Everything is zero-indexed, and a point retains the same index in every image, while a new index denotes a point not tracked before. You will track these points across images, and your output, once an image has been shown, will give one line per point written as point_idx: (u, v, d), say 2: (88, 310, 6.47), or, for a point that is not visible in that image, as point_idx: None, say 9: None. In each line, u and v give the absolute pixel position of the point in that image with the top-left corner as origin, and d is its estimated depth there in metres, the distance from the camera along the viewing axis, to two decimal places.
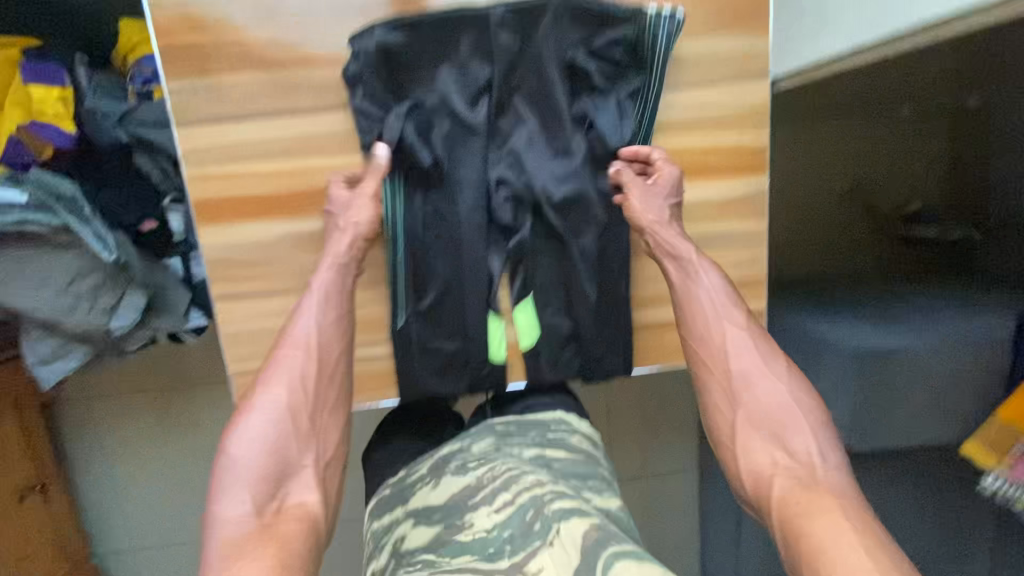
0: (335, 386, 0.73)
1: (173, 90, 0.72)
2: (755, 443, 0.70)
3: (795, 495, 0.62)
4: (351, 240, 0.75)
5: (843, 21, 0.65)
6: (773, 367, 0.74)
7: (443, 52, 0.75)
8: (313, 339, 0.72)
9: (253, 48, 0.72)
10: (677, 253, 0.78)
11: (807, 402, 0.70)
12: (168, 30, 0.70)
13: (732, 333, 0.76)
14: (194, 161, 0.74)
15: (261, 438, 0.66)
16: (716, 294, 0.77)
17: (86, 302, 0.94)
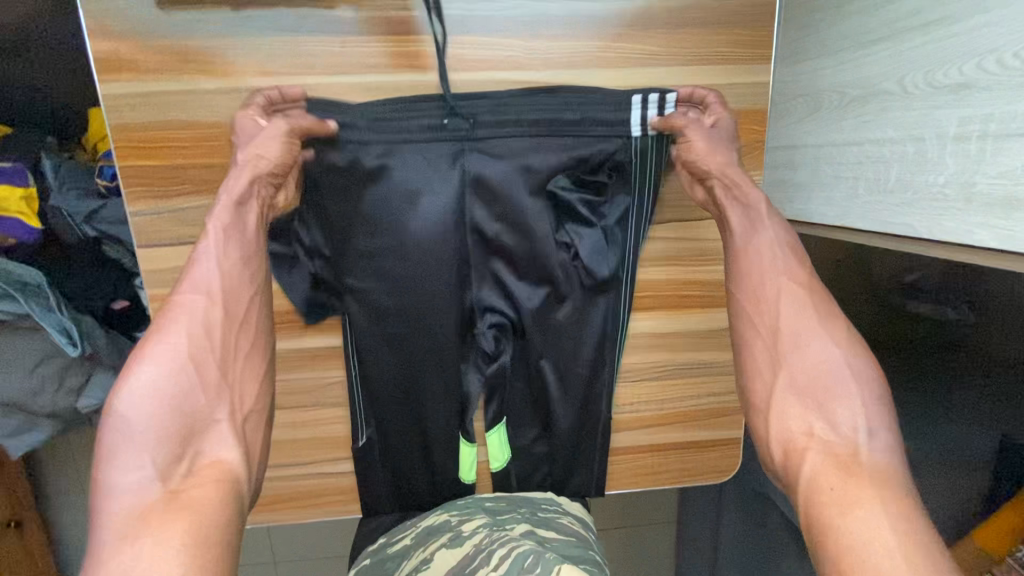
0: (248, 333, 0.58)
1: (135, 211, 0.69)
2: (792, 406, 0.55)
3: (828, 475, 0.48)
4: (251, 177, 0.62)
5: (835, 192, 0.61)
6: (829, 329, 0.57)
7: (416, 180, 0.70)
8: (218, 282, 0.58)
9: (221, 172, 0.69)
10: (747, 200, 0.65)
11: (865, 366, 0.54)
12: (129, 151, 0.67)
13: (784, 281, 0.61)
14: (156, 281, 0.72)
15: (155, 389, 0.50)
16: (774, 254, 0.63)
17: (53, 384, 0.93)
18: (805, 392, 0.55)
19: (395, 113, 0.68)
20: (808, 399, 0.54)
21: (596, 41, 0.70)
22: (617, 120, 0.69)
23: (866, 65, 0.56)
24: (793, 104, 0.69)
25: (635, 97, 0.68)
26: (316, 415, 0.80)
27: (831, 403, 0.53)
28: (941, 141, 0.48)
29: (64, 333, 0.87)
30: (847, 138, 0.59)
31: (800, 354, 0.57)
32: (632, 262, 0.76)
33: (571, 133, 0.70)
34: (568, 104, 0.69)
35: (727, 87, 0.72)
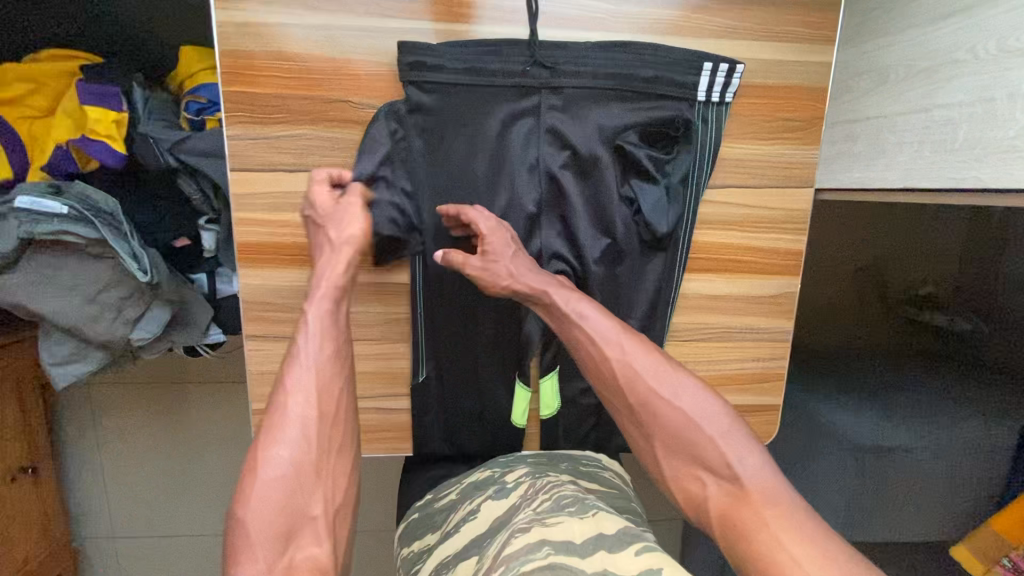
0: (340, 432, 0.65)
1: (233, 136, 0.73)
2: (678, 466, 0.65)
3: (732, 513, 0.60)
4: (346, 260, 0.71)
5: (898, 157, 0.66)
6: (666, 387, 0.67)
7: (495, 123, 0.75)
8: (315, 381, 0.64)
9: (318, 105, 0.73)
10: (542, 295, 0.74)
11: (705, 409, 0.65)
12: (235, 78, 0.71)
13: (612, 348, 0.70)
14: (244, 204, 0.75)
15: (267, 490, 0.57)
16: (594, 323, 0.72)
17: (111, 312, 0.94)
18: (680, 450, 0.65)
19: (484, 60, 0.73)
20: (682, 456, 0.65)
21: (678, 10, 0.75)
22: (686, 84, 0.75)
23: (936, 38, 0.61)
24: (857, 80, 0.74)
25: (704, 65, 0.74)
26: (376, 351, 0.82)
27: (702, 454, 0.63)
28: (1012, 99, 0.53)
29: (135, 260, 0.89)
30: (914, 105, 0.64)
31: (655, 421, 0.66)
32: (689, 222, 0.80)
33: (643, 95, 0.75)
34: (645, 62, 0.74)
35: (794, 63, 0.77)
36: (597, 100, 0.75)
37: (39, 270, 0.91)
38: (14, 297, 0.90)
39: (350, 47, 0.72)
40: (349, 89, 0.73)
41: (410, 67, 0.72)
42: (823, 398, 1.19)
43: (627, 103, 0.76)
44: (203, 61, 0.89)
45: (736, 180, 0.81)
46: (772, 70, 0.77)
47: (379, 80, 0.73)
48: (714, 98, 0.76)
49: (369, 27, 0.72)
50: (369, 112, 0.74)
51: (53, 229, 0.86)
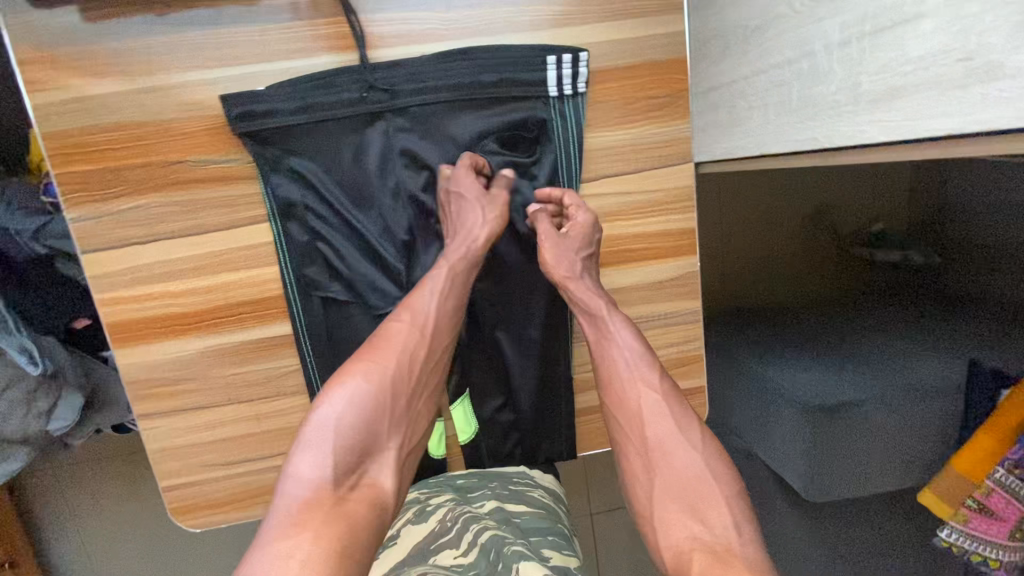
0: (436, 376, 0.66)
1: (75, 218, 0.70)
2: (671, 512, 0.57)
3: (715, 570, 0.50)
4: (480, 236, 0.71)
5: (751, 122, 0.63)
6: (688, 434, 0.61)
7: (343, 157, 0.72)
8: (431, 322, 0.66)
9: (156, 171, 0.70)
10: (591, 310, 0.71)
11: (719, 466, 0.58)
12: (64, 159, 0.69)
13: (644, 385, 0.65)
14: (104, 285, 0.72)
15: (357, 398, 0.58)
16: (632, 352, 0.67)
17: (20, 409, 0.91)
18: (680, 497, 0.57)
19: (317, 95, 0.69)
20: (682, 503, 0.57)
21: (511, 7, 0.71)
22: (534, 82, 0.72)
23: None
24: (708, 46, 0.70)
25: (548, 59, 0.71)
26: (274, 407, 0.78)
27: (703, 508, 0.56)
28: (828, 50, 0.49)
29: (26, 353, 0.85)
30: (754, 67, 0.61)
31: (666, 459, 0.60)
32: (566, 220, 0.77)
33: (492, 102, 0.72)
34: (486, 66, 0.71)
35: (643, 39, 0.74)
36: (444, 111, 0.72)
37: None
38: None
39: (176, 106, 0.69)
40: (183, 148, 0.70)
41: (240, 118, 0.69)
42: (782, 360, 1.12)
43: (477, 111, 0.73)
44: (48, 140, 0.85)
45: (609, 170, 0.77)
46: (623, 51, 0.74)
47: (213, 134, 0.70)
48: (566, 92, 0.73)
49: (190, 82, 0.69)
50: (211, 168, 0.71)
51: None
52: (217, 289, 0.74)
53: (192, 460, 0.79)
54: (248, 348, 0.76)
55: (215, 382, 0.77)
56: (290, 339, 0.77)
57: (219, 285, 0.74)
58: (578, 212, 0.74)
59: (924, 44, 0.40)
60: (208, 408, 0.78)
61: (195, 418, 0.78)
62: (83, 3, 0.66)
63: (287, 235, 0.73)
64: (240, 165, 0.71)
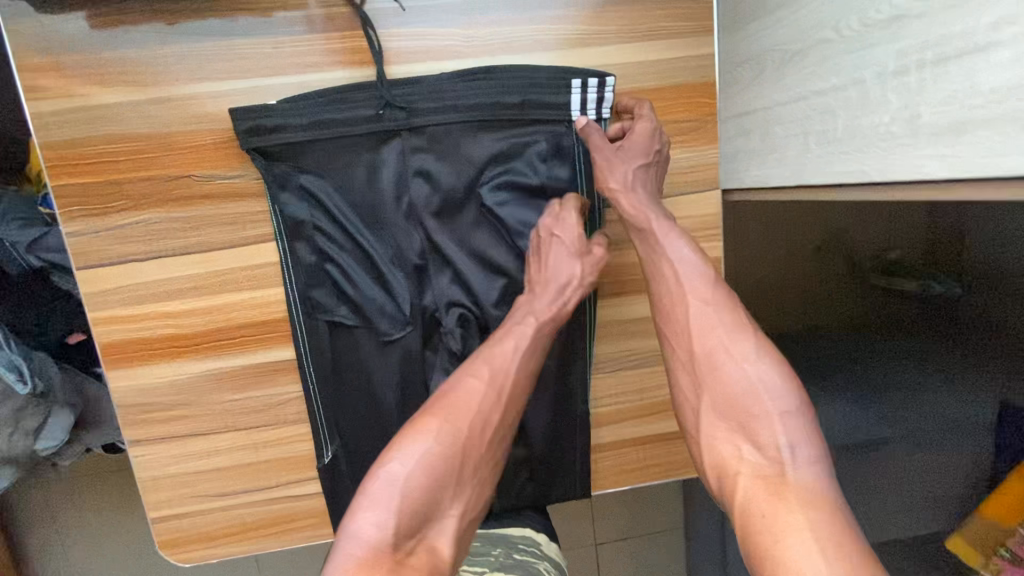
0: (506, 436, 0.63)
1: (72, 232, 0.67)
2: (720, 429, 0.59)
3: (762, 497, 0.53)
4: (567, 288, 0.69)
5: (788, 151, 0.60)
6: (740, 346, 0.60)
7: (355, 173, 0.69)
8: (511, 379, 0.64)
9: (161, 185, 0.67)
10: (642, 223, 0.68)
11: (775, 381, 0.57)
12: (62, 170, 0.65)
13: (696, 297, 0.64)
14: (99, 303, 0.69)
15: (426, 456, 0.57)
16: (684, 262, 0.66)
17: (7, 427, 0.87)
18: (729, 416, 0.59)
19: (331, 112, 0.66)
20: (729, 422, 0.59)
21: (534, 24, 0.69)
22: (559, 105, 0.69)
23: (800, 18, 0.55)
24: (739, 71, 0.67)
25: (572, 81, 0.68)
26: (275, 435, 0.74)
27: (752, 425, 0.57)
28: (881, 79, 0.46)
29: (15, 370, 0.82)
30: (793, 94, 0.58)
31: (715, 376, 0.60)
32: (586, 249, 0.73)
33: (512, 122, 0.69)
34: (508, 87, 0.68)
35: (671, 60, 0.71)
36: (460, 130, 0.69)
37: None
38: None
39: (184, 118, 0.66)
40: (190, 162, 0.67)
41: (249, 133, 0.65)
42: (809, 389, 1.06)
43: (496, 132, 0.69)
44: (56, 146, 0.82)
45: None
46: (649, 73, 0.71)
47: (221, 148, 0.67)
48: (592, 116, 0.70)
49: (202, 94, 0.66)
50: (217, 184, 0.68)
51: None
52: (219, 310, 0.70)
53: (186, 489, 0.75)
54: (249, 374, 0.72)
55: (213, 408, 0.73)
56: (294, 365, 0.73)
57: (221, 307, 0.70)
58: (641, 120, 0.68)
59: (996, 74, 0.37)
60: (205, 434, 0.73)
61: (192, 445, 0.73)
62: (91, 9, 0.63)
63: (294, 255, 0.69)
64: (249, 181, 0.68)
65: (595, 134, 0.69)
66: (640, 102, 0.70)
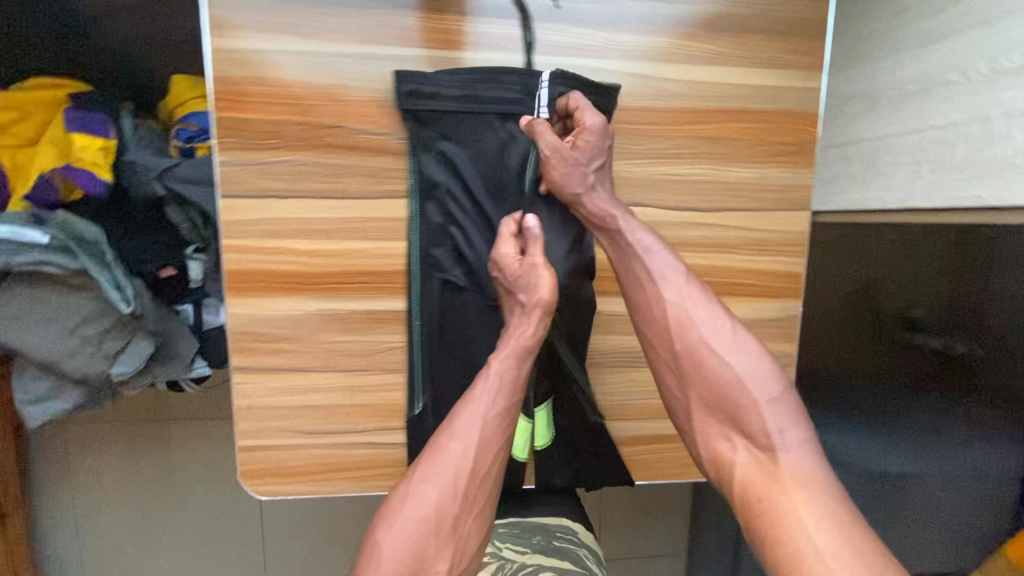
0: (485, 490, 0.62)
1: (223, 162, 0.71)
2: (711, 425, 0.61)
3: (759, 488, 0.55)
4: (535, 318, 0.69)
5: (894, 177, 0.67)
6: (721, 339, 0.62)
7: (486, 146, 0.74)
8: (477, 433, 0.62)
9: (314, 131, 0.72)
10: (605, 225, 0.71)
11: (760, 375, 0.59)
12: (226, 104, 0.70)
13: (672, 290, 0.65)
14: (233, 231, 0.73)
15: (405, 528, 0.57)
16: (657, 259, 0.67)
17: (91, 346, 0.90)
18: (717, 411, 0.61)
19: (479, 87, 0.72)
20: (719, 415, 0.61)
21: (669, 37, 0.75)
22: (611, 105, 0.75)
23: (924, 62, 0.63)
24: (850, 105, 0.75)
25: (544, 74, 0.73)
26: (370, 380, 0.78)
27: (741, 417, 0.59)
28: (1007, 117, 0.53)
29: (118, 290, 0.87)
30: (908, 127, 0.65)
31: (698, 371, 0.62)
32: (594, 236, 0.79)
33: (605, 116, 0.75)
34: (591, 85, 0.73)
35: (786, 87, 0.78)
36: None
37: (19, 304, 0.87)
38: None
39: (346, 73, 0.71)
40: (343, 114, 0.72)
41: (407, 95, 0.71)
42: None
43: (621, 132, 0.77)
44: (195, 89, 0.88)
45: (734, 203, 0.80)
46: (762, 95, 0.78)
47: (375, 105, 0.72)
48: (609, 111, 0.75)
49: (365, 55, 0.72)
50: (365, 138, 0.73)
51: (33, 260, 0.84)
52: (343, 255, 0.75)
53: (276, 422, 0.77)
54: (359, 319, 0.76)
55: (318, 346, 0.77)
56: (400, 316, 0.77)
57: (345, 252, 0.75)
58: (585, 125, 0.70)
59: None
60: (306, 371, 0.77)
61: (290, 379, 0.77)
62: None
63: (422, 213, 0.75)
64: (394, 139, 0.73)
65: (544, 134, 0.71)
66: (575, 95, 0.72)
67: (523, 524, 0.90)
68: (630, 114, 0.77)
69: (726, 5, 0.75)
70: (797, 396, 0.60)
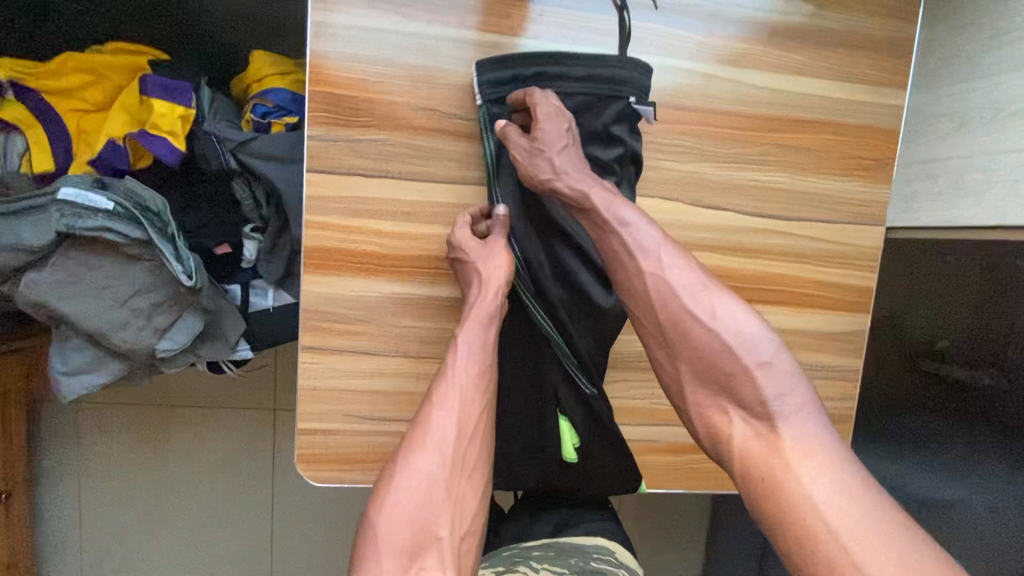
0: (477, 449, 0.61)
1: (313, 136, 0.70)
2: (704, 398, 0.56)
3: (761, 458, 0.51)
4: (495, 292, 0.68)
5: (987, 194, 0.68)
6: (703, 306, 0.56)
7: None
8: (458, 399, 0.62)
9: (405, 111, 0.71)
10: (583, 205, 0.65)
11: (749, 342, 0.54)
12: (320, 78, 0.69)
13: (652, 259, 0.59)
14: (316, 207, 0.71)
15: (399, 504, 0.55)
16: (633, 225, 0.61)
17: (140, 319, 0.86)
18: (709, 381, 0.56)
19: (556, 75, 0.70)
20: (711, 387, 0.55)
21: (760, 45, 0.76)
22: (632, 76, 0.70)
23: (1023, 82, 0.64)
24: (934, 124, 0.76)
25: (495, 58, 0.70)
26: (437, 369, 0.76)
27: (733, 386, 0.54)
28: None
29: (180, 262, 0.85)
30: (1004, 145, 0.66)
31: (687, 342, 0.56)
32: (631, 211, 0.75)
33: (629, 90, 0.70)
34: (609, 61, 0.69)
35: (868, 103, 0.79)
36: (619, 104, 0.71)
37: (71, 270, 0.83)
38: (38, 296, 0.82)
39: (442, 56, 0.71)
40: (435, 98, 0.72)
41: (494, 84, 0.70)
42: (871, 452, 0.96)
43: (706, 134, 0.77)
44: (273, 66, 0.87)
45: (811, 213, 0.80)
46: (845, 110, 0.79)
47: (468, 91, 0.72)
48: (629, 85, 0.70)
49: (462, 39, 0.71)
50: (455, 123, 0.73)
51: (94, 226, 0.81)
52: (422, 239, 0.74)
53: (339, 406, 0.75)
54: (433, 305, 0.75)
55: (389, 330, 0.75)
56: None
57: (424, 235, 0.74)
58: (539, 109, 0.67)
59: None
60: (374, 355, 0.75)
61: (358, 363, 0.75)
62: None
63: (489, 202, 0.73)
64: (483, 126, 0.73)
65: (512, 137, 0.68)
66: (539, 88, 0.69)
67: (557, 546, 0.82)
68: (716, 118, 0.77)
69: (816, 18, 0.76)
70: (793, 355, 0.54)
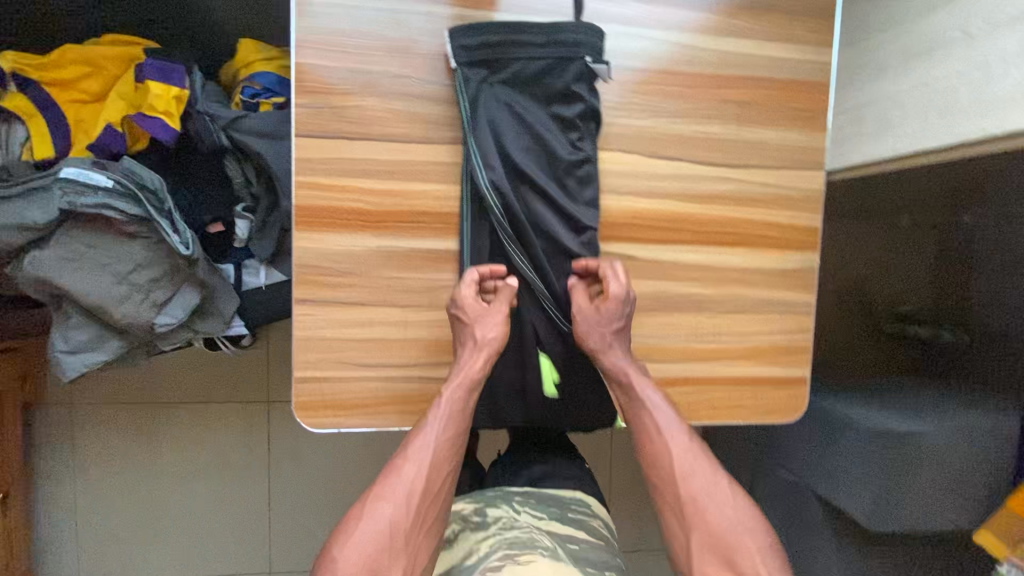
0: (437, 508, 0.70)
1: (300, 104, 0.77)
2: (708, 564, 0.68)
3: None
4: (478, 359, 0.77)
5: (905, 126, 0.76)
6: (718, 491, 0.71)
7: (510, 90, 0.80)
8: (430, 457, 0.71)
9: (384, 79, 0.79)
10: (624, 379, 0.79)
11: (751, 518, 0.69)
12: (305, 51, 0.77)
13: (678, 446, 0.74)
14: (305, 169, 0.78)
15: (363, 544, 0.65)
16: (663, 416, 0.76)
17: (139, 294, 0.91)
18: (716, 551, 0.68)
19: (516, 39, 0.78)
20: (716, 556, 0.68)
21: (701, 11, 0.85)
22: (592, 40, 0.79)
23: (927, 25, 0.73)
24: (859, 74, 0.85)
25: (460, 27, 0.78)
26: (423, 317, 0.82)
27: (736, 561, 0.67)
28: (1004, 59, 0.64)
29: (178, 236, 0.90)
30: (915, 82, 0.75)
31: (701, 517, 0.70)
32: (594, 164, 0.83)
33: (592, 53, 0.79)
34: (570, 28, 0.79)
35: (801, 61, 0.88)
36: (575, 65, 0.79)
37: (72, 248, 0.88)
38: (41, 272, 0.86)
39: (416, 29, 0.79)
40: (411, 66, 0.79)
41: (464, 49, 0.78)
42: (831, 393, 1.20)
43: (659, 92, 0.85)
44: (260, 53, 0.95)
45: (758, 160, 0.88)
46: (782, 67, 0.87)
47: (440, 59, 0.80)
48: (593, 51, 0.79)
49: (434, 13, 0.79)
50: (430, 88, 0.80)
51: (93, 203, 0.85)
52: (403, 195, 0.80)
53: (332, 356, 0.80)
54: (417, 256, 0.81)
55: (377, 281, 0.81)
56: (454, 256, 0.82)
57: (406, 192, 0.80)
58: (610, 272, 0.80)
59: None
60: (364, 305, 0.81)
61: (349, 313, 0.80)
62: None
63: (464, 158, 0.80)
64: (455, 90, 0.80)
65: (575, 296, 0.81)
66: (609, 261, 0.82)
67: (538, 494, 0.86)
68: (668, 77, 0.85)
69: None
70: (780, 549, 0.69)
